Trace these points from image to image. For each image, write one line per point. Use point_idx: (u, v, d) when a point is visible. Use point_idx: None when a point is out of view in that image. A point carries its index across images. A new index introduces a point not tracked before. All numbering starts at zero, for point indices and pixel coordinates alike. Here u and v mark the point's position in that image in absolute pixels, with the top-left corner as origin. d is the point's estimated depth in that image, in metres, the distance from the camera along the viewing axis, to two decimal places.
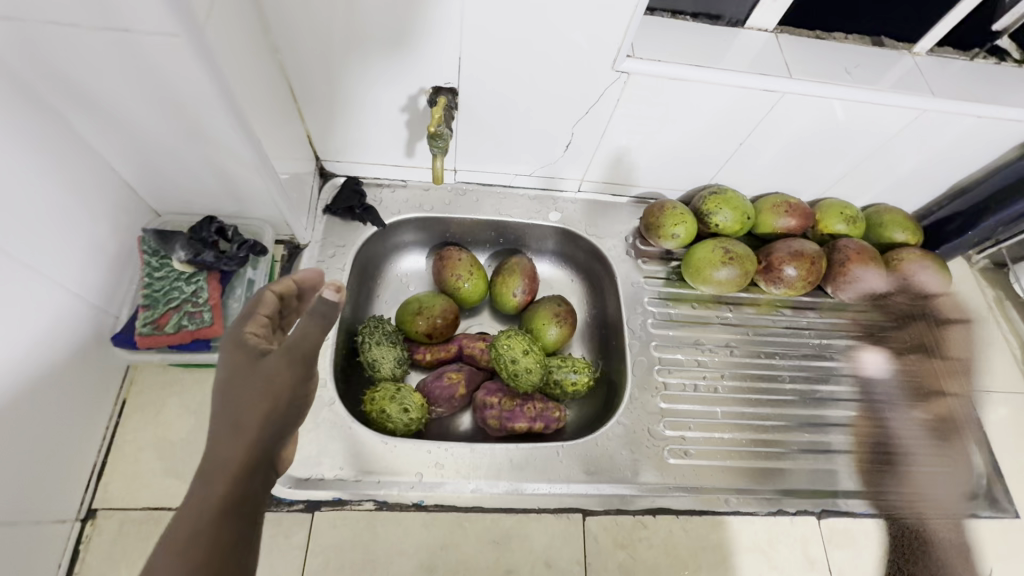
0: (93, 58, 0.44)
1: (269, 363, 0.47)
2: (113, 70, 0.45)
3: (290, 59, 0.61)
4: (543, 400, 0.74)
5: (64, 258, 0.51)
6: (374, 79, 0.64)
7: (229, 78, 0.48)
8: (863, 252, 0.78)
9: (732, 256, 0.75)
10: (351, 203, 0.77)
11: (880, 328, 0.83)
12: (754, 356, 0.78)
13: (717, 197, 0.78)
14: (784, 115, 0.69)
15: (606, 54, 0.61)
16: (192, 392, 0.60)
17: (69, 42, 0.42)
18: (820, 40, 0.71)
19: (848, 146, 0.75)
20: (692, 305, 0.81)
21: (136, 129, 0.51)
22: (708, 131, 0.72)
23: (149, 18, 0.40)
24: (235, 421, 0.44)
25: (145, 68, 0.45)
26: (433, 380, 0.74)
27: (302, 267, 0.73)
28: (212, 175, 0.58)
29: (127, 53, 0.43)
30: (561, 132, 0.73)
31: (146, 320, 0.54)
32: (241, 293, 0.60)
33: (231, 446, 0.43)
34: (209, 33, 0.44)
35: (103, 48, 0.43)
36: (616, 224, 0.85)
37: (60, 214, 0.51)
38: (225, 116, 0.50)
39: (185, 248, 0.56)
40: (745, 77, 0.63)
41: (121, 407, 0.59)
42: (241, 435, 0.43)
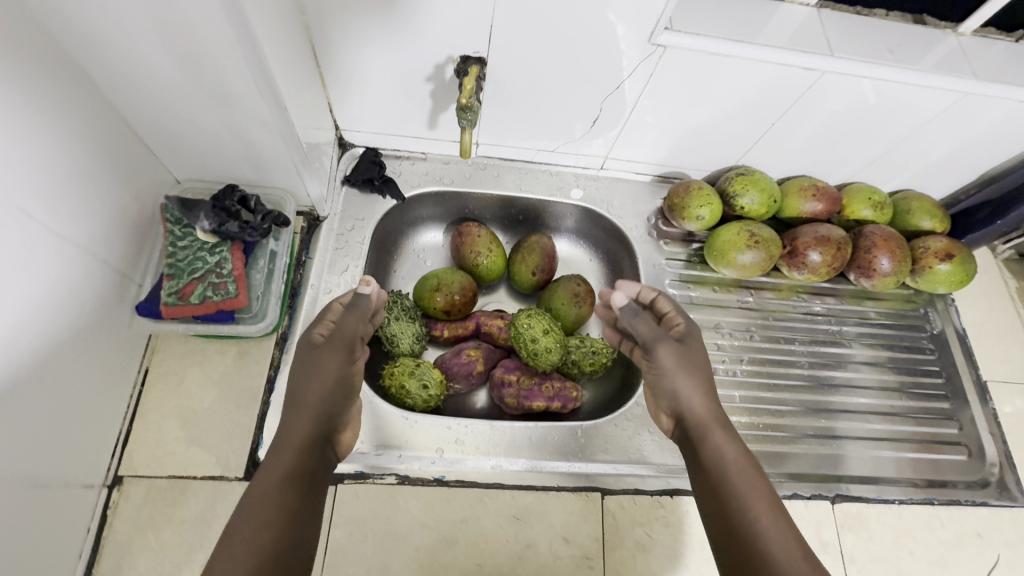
0: (118, 13, 0.42)
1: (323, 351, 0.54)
2: (136, 26, 0.43)
3: (313, 23, 0.59)
4: (560, 379, 0.74)
5: (86, 225, 0.50)
6: (400, 45, 0.62)
7: (255, 39, 0.46)
8: (889, 238, 0.77)
9: (757, 240, 0.74)
10: (371, 174, 0.76)
11: (900, 316, 0.83)
12: (773, 341, 0.78)
13: (743, 178, 0.76)
14: (821, 95, 0.67)
15: (643, 25, 0.58)
16: (214, 362, 0.60)
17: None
18: (861, 17, 0.68)
19: (882, 129, 0.73)
20: (712, 288, 0.80)
21: (159, 89, 0.49)
22: (741, 110, 0.69)
23: None
24: (300, 395, 0.51)
25: (171, 25, 0.43)
26: (452, 357, 0.74)
27: (322, 239, 0.71)
28: (234, 139, 0.57)
29: (153, 9, 0.41)
30: (588, 106, 0.71)
31: (171, 290, 0.53)
32: (264, 265, 0.59)
33: (297, 420, 0.49)
34: None
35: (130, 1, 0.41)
36: (638, 204, 0.84)
37: (81, 179, 0.49)
38: (251, 79, 0.48)
39: (209, 217, 0.54)
40: (785, 54, 0.61)
41: (144, 375, 0.59)
42: (302, 408, 0.50)
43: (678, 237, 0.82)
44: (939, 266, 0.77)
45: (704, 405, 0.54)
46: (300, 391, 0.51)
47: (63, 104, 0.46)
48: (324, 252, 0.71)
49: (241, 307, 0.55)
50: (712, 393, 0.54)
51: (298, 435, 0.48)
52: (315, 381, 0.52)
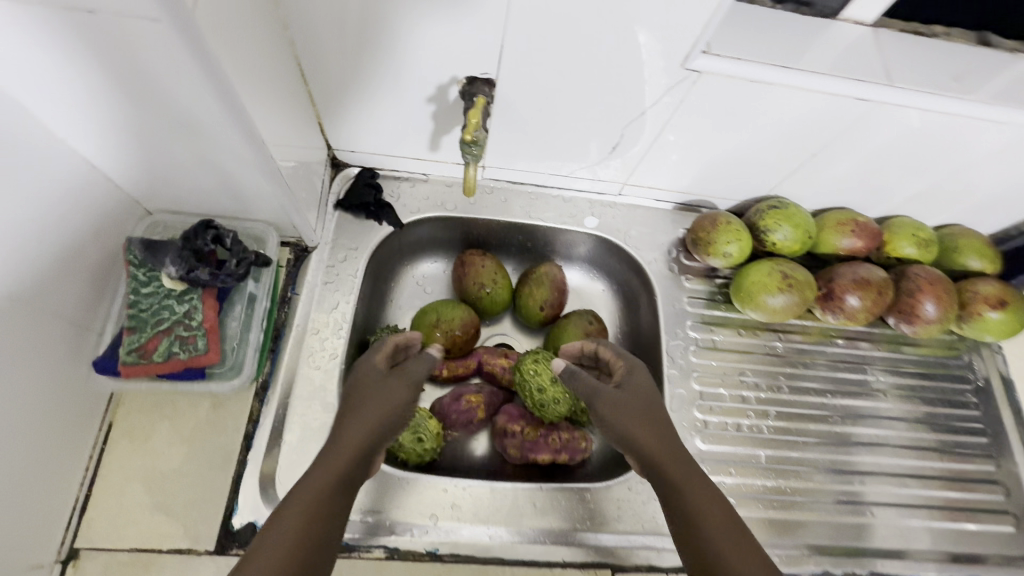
0: (58, 39, 0.35)
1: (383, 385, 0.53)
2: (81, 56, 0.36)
3: (299, 38, 0.52)
4: (568, 430, 0.68)
5: (34, 279, 0.44)
6: (397, 62, 0.54)
7: (225, 69, 0.39)
8: (935, 282, 0.69)
9: (791, 282, 0.66)
10: (367, 200, 0.69)
11: (941, 364, 0.76)
12: (803, 393, 0.71)
13: (776, 212, 0.69)
14: (872, 128, 0.59)
15: (676, 48, 0.51)
16: (186, 417, 0.55)
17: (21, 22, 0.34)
18: (923, 37, 0.59)
19: (938, 163, 0.65)
20: (737, 331, 0.73)
21: (116, 122, 0.43)
22: (780, 140, 0.62)
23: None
24: (349, 421, 0.48)
25: (122, 56, 0.36)
26: (450, 402, 0.68)
27: (310, 274, 0.65)
28: (207, 173, 0.50)
29: (100, 39, 0.35)
30: (608, 131, 0.63)
31: (132, 346, 0.47)
32: (240, 312, 0.53)
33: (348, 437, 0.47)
34: (200, 17, 0.35)
35: (72, 28, 0.34)
36: (658, 235, 0.76)
37: (30, 232, 0.43)
38: (220, 113, 0.41)
39: (176, 262, 0.48)
40: (838, 82, 0.53)
41: (106, 433, 0.53)
42: (355, 432, 0.47)
43: (700, 272, 0.75)
44: (989, 314, 0.70)
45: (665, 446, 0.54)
46: (351, 416, 0.49)
47: (4, 147, 0.39)
48: (313, 287, 0.64)
49: (212, 364, 0.49)
50: (667, 436, 0.54)
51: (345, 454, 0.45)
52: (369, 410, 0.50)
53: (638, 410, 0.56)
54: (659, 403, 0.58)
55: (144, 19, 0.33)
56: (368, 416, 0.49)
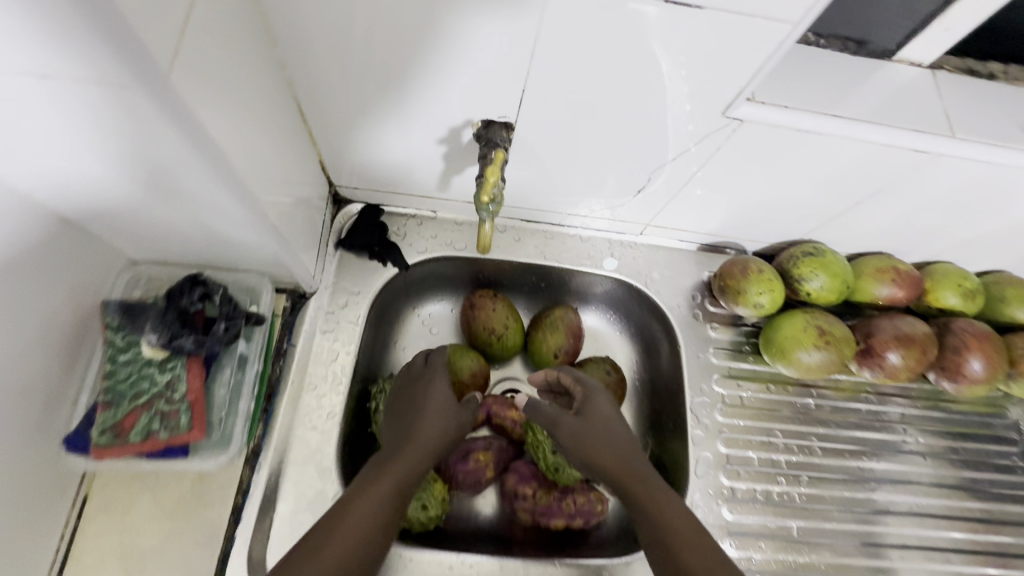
0: (22, 97, 0.31)
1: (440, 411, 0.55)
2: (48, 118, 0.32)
3: (299, 75, 0.47)
4: (584, 492, 0.62)
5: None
6: (407, 104, 0.50)
7: (216, 132, 0.34)
8: (982, 338, 0.64)
9: (828, 338, 0.61)
10: (370, 240, 0.64)
11: (983, 423, 0.71)
12: (835, 455, 0.67)
13: (813, 259, 0.63)
14: (925, 180, 0.54)
15: (717, 96, 0.46)
16: (169, 489, 0.50)
17: None
18: (984, 78, 0.54)
19: (992, 213, 0.60)
20: (767, 386, 0.68)
21: (90, 181, 0.38)
22: (823, 188, 0.57)
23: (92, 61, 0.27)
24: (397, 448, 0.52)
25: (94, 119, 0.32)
26: (457, 461, 0.62)
27: (307, 323, 0.59)
28: (194, 227, 0.45)
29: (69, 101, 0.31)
30: (634, 175, 0.58)
31: (105, 425, 0.43)
32: (227, 376, 0.48)
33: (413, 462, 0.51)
34: (183, 80, 0.30)
35: (36, 89, 0.30)
36: (682, 278, 0.71)
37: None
38: (209, 174, 0.37)
39: (157, 330, 0.44)
40: (894, 133, 0.48)
41: (81, 508, 0.48)
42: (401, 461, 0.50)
43: (725, 319, 0.70)
44: None
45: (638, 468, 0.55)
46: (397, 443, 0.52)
47: None
48: (312, 339, 0.59)
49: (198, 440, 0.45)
50: (638, 462, 0.56)
51: (386, 485, 0.49)
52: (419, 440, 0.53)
53: (599, 437, 0.57)
54: (619, 424, 0.59)
55: (118, 83, 0.28)
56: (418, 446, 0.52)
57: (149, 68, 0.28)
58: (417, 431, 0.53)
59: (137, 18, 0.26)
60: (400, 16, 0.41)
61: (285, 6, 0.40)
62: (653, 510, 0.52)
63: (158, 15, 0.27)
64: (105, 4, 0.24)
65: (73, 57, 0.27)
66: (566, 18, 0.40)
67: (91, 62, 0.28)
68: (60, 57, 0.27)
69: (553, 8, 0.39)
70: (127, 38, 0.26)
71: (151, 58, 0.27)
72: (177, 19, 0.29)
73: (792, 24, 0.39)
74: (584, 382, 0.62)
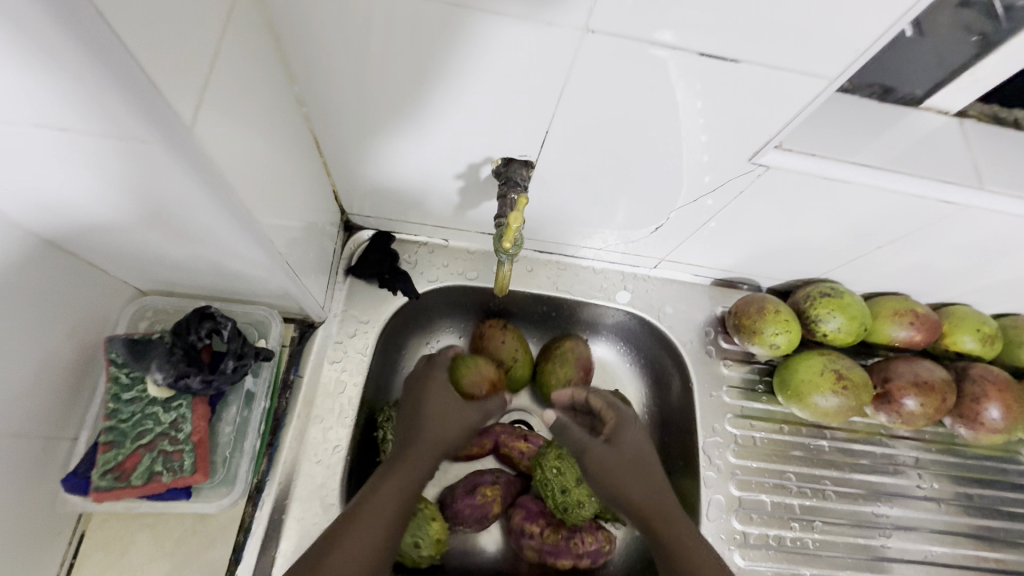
0: (39, 146, 0.30)
1: (437, 418, 0.54)
2: (63, 165, 0.31)
3: (318, 111, 0.46)
4: (592, 531, 0.61)
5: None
6: (426, 139, 0.49)
7: (238, 182, 0.34)
8: (1002, 385, 0.63)
9: (846, 383, 0.60)
10: (382, 268, 0.62)
11: (999, 470, 0.69)
12: (848, 500, 0.65)
13: (830, 300, 0.62)
14: (949, 229, 0.53)
15: (746, 144, 0.45)
16: (169, 528, 0.49)
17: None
18: (1012, 127, 0.53)
19: (1015, 261, 0.59)
20: (780, 427, 0.67)
21: (101, 220, 0.37)
22: (843, 233, 0.56)
23: (115, 118, 0.27)
24: (396, 464, 0.51)
25: (111, 168, 0.31)
26: (463, 496, 0.61)
27: (314, 354, 0.58)
28: (203, 263, 0.44)
29: (88, 152, 0.30)
30: (652, 215, 0.57)
31: (107, 466, 0.41)
32: (233, 414, 0.47)
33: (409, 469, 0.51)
34: (207, 134, 0.29)
35: (54, 140, 0.29)
36: (695, 314, 0.70)
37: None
38: (223, 218, 0.36)
39: (163, 368, 0.42)
40: (922, 184, 0.47)
41: (77, 546, 0.47)
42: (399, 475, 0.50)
43: (739, 356, 0.69)
44: None
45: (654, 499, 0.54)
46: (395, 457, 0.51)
47: None
48: (319, 369, 0.58)
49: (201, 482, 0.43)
50: (663, 490, 0.54)
51: (387, 503, 0.48)
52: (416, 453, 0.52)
53: (631, 472, 0.54)
54: (651, 457, 0.56)
55: (139, 137, 0.28)
56: (413, 461, 0.51)
57: (169, 123, 0.27)
58: (418, 435, 0.53)
59: (161, 77, 0.25)
60: (429, 57, 0.40)
61: (309, 45, 0.40)
62: (678, 551, 0.51)
63: (182, 72, 0.27)
64: (130, 72, 0.24)
65: (99, 113, 0.27)
66: (594, 66, 0.40)
67: (119, 121, 0.27)
68: (82, 109, 0.27)
69: (585, 55, 0.39)
70: (150, 97, 0.25)
71: (174, 114, 0.27)
72: (201, 73, 0.28)
73: (827, 81, 0.39)
74: (614, 406, 0.58)
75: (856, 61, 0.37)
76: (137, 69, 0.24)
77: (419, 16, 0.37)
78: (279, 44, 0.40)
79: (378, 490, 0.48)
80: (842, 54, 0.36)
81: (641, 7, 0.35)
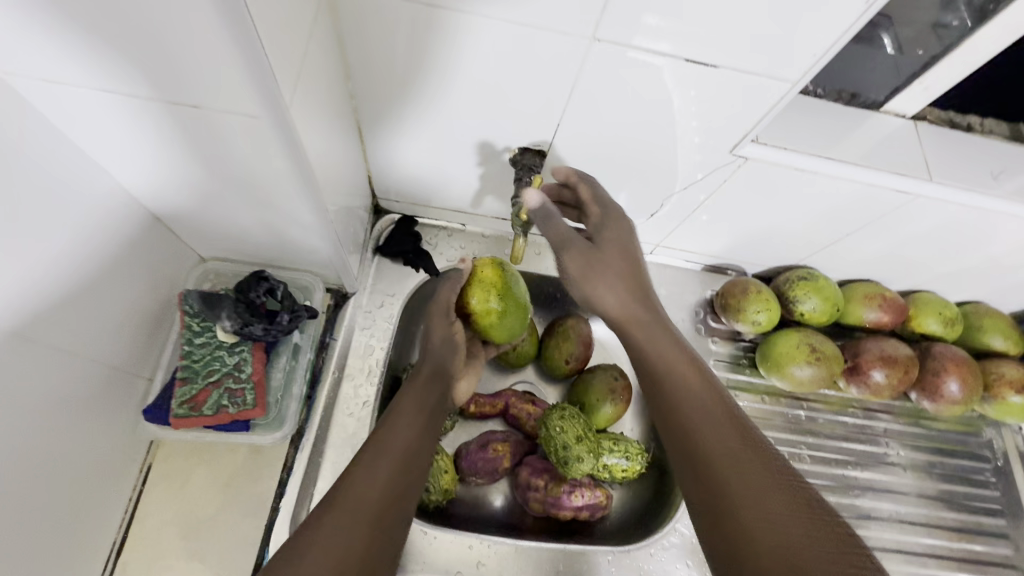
0: (160, 121, 0.38)
1: (443, 348, 0.59)
2: (175, 137, 0.39)
3: (363, 104, 0.54)
4: (591, 487, 0.68)
5: (96, 332, 0.46)
6: (454, 131, 0.57)
7: (309, 157, 0.41)
8: (960, 362, 0.70)
9: (818, 355, 0.68)
10: (405, 248, 0.70)
11: (962, 441, 0.77)
12: (823, 463, 0.72)
13: (806, 283, 0.70)
14: (908, 218, 0.61)
15: (729, 137, 0.53)
16: (223, 463, 0.56)
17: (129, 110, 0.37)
18: (963, 130, 0.61)
19: (971, 249, 0.66)
20: (762, 397, 0.74)
21: (190, 187, 0.45)
22: (817, 220, 0.63)
23: (230, 100, 0.35)
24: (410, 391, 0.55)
25: (213, 141, 0.39)
26: (476, 450, 0.68)
27: (348, 320, 0.65)
28: (263, 230, 0.52)
29: (199, 127, 0.38)
30: (649, 203, 0.65)
31: (183, 398, 0.49)
32: (283, 363, 0.54)
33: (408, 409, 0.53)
34: (294, 116, 0.37)
35: (174, 115, 0.37)
36: (687, 295, 0.78)
37: (94, 287, 0.45)
38: (292, 185, 0.43)
39: (231, 316, 0.50)
40: (880, 175, 0.55)
41: (145, 475, 0.54)
42: (414, 400, 0.54)
43: (726, 334, 0.76)
44: (1013, 397, 0.71)
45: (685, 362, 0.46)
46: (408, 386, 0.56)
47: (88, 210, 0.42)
48: (351, 335, 0.65)
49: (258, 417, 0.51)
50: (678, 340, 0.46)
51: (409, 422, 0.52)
52: (427, 382, 0.57)
53: (604, 271, 0.49)
54: (633, 269, 0.50)
55: (245, 116, 0.36)
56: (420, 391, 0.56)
57: (275, 103, 0.34)
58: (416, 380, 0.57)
59: (276, 66, 0.33)
60: (462, 56, 0.48)
61: (363, 48, 0.48)
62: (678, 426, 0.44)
63: (285, 64, 0.34)
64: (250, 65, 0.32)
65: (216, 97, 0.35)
66: (600, 68, 0.47)
67: (232, 103, 0.35)
68: (203, 91, 0.35)
69: (593, 58, 0.46)
70: (266, 81, 0.33)
71: (280, 96, 0.34)
72: (296, 64, 0.36)
73: (792, 83, 0.47)
74: (602, 209, 0.52)
75: (815, 64, 0.45)
76: (264, 59, 0.31)
77: (456, 23, 0.44)
78: (340, 45, 0.47)
79: (398, 414, 0.52)
80: (804, 59, 0.44)
81: (639, 19, 0.42)
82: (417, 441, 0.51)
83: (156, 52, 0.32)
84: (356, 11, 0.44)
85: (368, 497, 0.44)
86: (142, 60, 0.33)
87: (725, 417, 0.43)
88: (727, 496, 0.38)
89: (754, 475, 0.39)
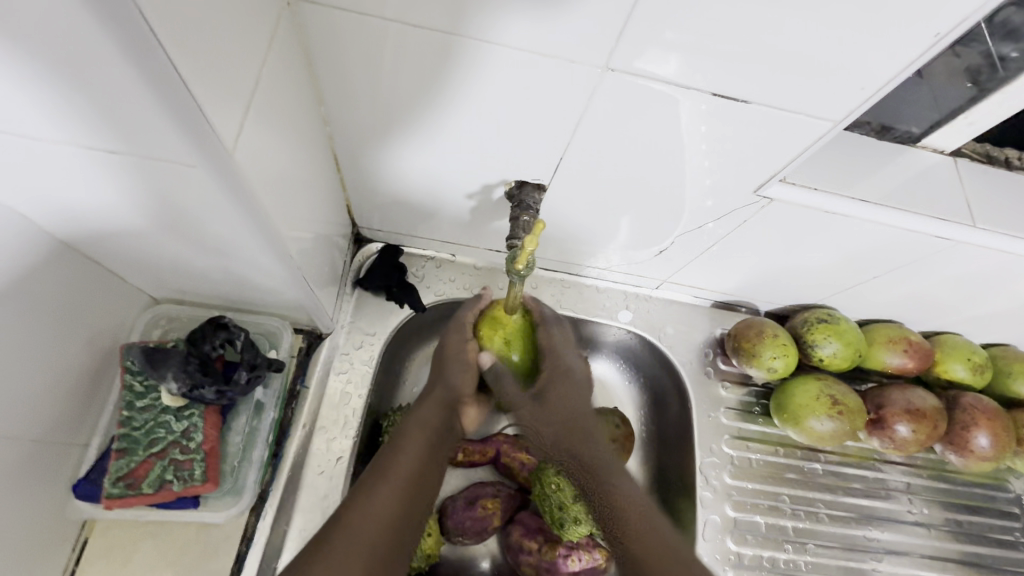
0: (83, 166, 0.32)
1: (455, 370, 0.60)
2: (103, 181, 0.33)
3: (340, 131, 0.48)
4: (590, 549, 0.60)
5: (17, 401, 0.40)
6: (443, 160, 0.50)
7: (265, 202, 0.35)
8: (990, 414, 0.65)
9: (840, 408, 0.62)
10: (390, 281, 0.62)
11: (986, 495, 0.71)
12: (841, 522, 0.67)
13: (825, 326, 0.64)
14: (944, 263, 0.55)
15: (752, 177, 0.47)
16: (170, 535, 0.49)
17: (45, 153, 0.31)
18: (1007, 167, 0.55)
19: (1008, 294, 0.61)
20: (775, 449, 0.68)
21: (129, 232, 0.39)
22: (843, 261, 0.58)
23: (163, 144, 0.29)
24: (417, 420, 0.56)
25: (150, 186, 0.33)
26: (463, 508, 0.61)
27: (320, 365, 0.58)
28: (221, 273, 0.45)
29: (131, 172, 0.32)
30: (658, 239, 0.59)
31: (119, 474, 0.46)
32: (243, 423, 0.51)
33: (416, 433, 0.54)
34: (242, 157, 0.31)
35: (97, 159, 0.31)
36: (696, 335, 0.71)
37: (13, 348, 0.39)
38: (246, 227, 0.37)
39: (179, 378, 0.47)
40: (917, 220, 0.50)
41: (79, 553, 0.48)
42: (421, 433, 0.55)
43: (737, 378, 0.70)
44: None
45: (636, 500, 0.55)
46: (416, 413, 0.57)
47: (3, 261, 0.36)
48: (325, 380, 0.57)
49: (209, 491, 0.48)
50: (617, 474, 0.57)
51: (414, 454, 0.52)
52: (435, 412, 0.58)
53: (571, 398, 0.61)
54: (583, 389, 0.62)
55: (183, 159, 0.30)
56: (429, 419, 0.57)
57: (214, 149, 0.29)
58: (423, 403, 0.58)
59: (210, 107, 0.27)
60: (452, 83, 0.42)
61: (337, 69, 0.41)
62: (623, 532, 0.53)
63: (227, 99, 0.29)
64: (186, 103, 0.26)
65: (145, 137, 0.29)
66: (611, 100, 0.41)
67: (166, 145, 0.29)
68: (126, 127, 0.28)
69: (604, 90, 0.40)
70: (197, 123, 0.27)
71: (219, 139, 0.28)
72: (243, 99, 0.30)
73: (833, 122, 0.41)
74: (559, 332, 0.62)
75: (861, 105, 0.39)
76: (193, 102, 0.26)
77: (445, 46, 0.38)
78: (311, 68, 0.41)
79: (405, 445, 0.53)
80: (851, 97, 0.38)
81: (657, 48, 0.36)
82: (420, 474, 0.51)
83: (58, 79, 0.25)
84: (328, 29, 0.38)
85: (369, 532, 0.45)
86: (38, 88, 0.26)
87: (637, 505, 0.55)
88: (631, 535, 0.52)
89: (645, 524, 0.52)
